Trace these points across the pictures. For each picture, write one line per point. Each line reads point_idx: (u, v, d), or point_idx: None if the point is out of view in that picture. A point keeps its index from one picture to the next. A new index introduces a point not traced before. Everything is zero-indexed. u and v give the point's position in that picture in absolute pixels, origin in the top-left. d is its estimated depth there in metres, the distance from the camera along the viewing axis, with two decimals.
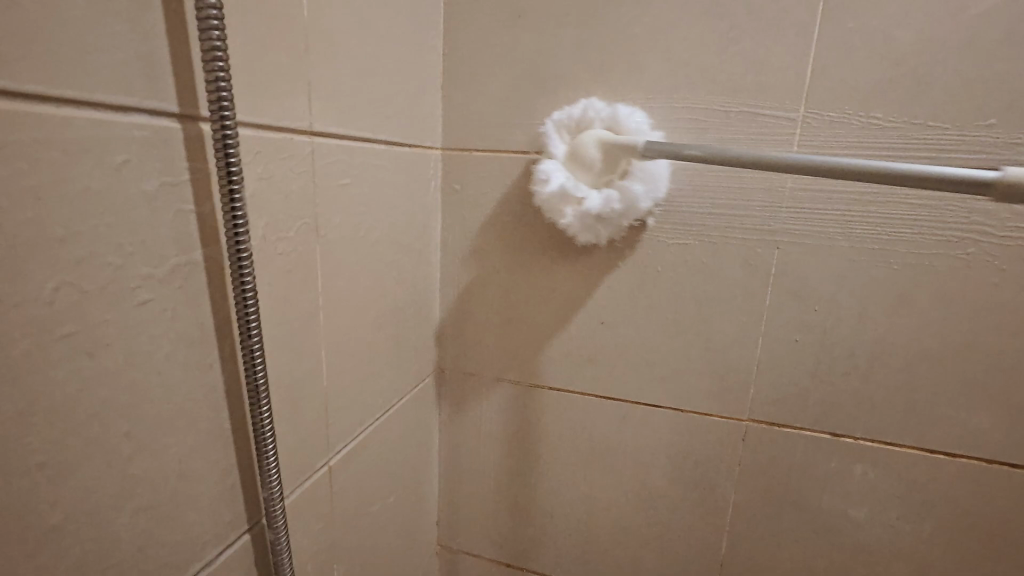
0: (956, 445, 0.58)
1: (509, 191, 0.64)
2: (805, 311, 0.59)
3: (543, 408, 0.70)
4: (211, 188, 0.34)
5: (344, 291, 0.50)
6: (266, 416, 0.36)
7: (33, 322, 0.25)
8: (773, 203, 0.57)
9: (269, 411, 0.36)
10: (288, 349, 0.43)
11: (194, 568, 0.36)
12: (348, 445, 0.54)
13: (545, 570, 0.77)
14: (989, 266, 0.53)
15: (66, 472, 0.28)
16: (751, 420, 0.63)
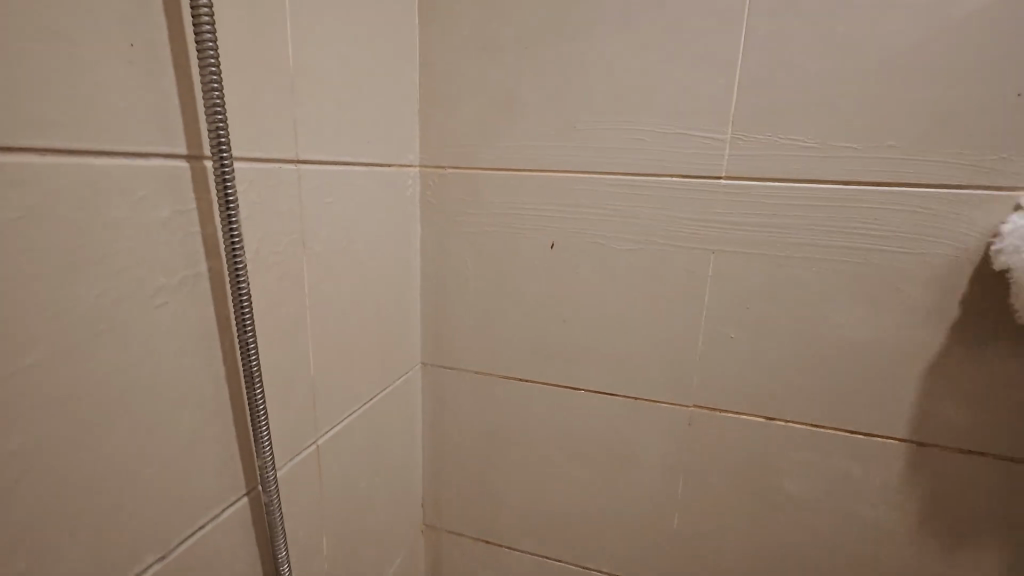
0: (876, 427, 0.63)
1: (481, 203, 0.72)
2: (740, 308, 0.65)
3: (514, 398, 0.77)
4: (212, 212, 0.41)
5: (327, 294, 0.57)
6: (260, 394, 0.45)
7: (74, 319, 0.33)
8: (709, 212, 0.64)
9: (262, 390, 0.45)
10: (278, 344, 0.50)
11: (202, 521, 0.44)
12: (333, 428, 0.61)
13: (521, 547, 0.84)
14: (896, 268, 0.59)
15: (100, 437, 0.35)
16: (694, 406, 0.70)
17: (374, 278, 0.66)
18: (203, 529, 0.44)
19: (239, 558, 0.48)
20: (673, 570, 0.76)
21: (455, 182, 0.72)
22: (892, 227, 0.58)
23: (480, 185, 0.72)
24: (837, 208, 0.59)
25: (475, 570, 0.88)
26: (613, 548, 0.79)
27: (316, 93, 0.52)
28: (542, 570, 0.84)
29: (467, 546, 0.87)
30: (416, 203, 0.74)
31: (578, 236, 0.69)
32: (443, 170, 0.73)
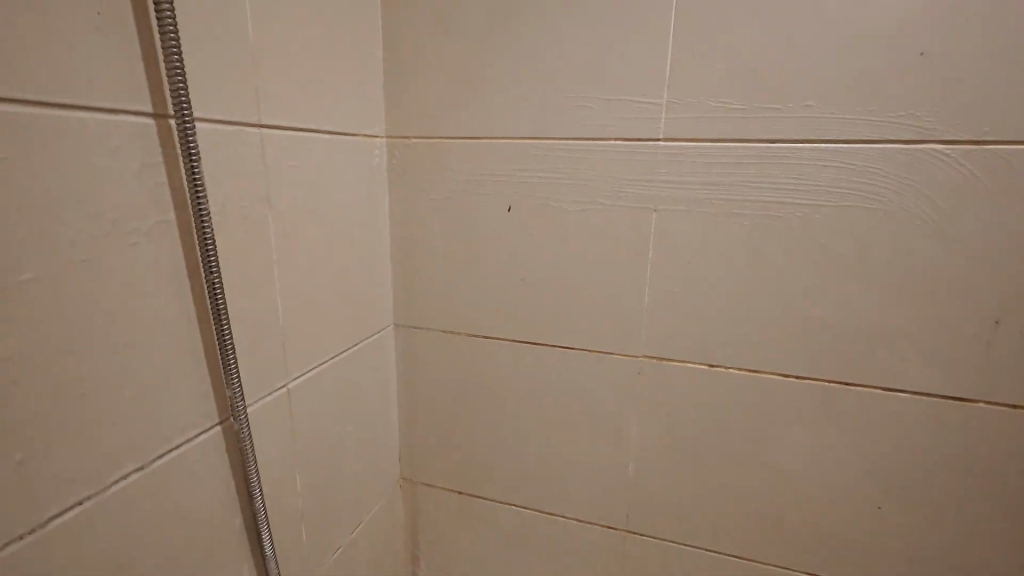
0: (808, 370, 0.69)
1: (444, 171, 0.77)
2: (682, 262, 0.70)
3: (480, 354, 0.83)
4: (178, 166, 0.47)
5: (295, 250, 0.62)
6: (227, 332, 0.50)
7: (59, 250, 0.39)
8: (650, 173, 0.69)
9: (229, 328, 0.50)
10: (248, 290, 0.56)
11: (179, 441, 0.50)
12: (305, 375, 0.66)
13: (491, 495, 0.89)
14: (819, 221, 0.64)
15: (86, 355, 0.41)
16: (643, 355, 0.75)
17: (343, 239, 0.71)
18: (180, 449, 0.50)
19: (216, 479, 0.55)
20: (631, 512, 0.82)
21: (419, 151, 0.78)
22: (813, 181, 0.63)
23: (442, 153, 0.77)
24: (764, 165, 0.64)
25: (450, 519, 0.94)
26: (574, 494, 0.84)
27: (278, 64, 0.57)
28: (512, 517, 0.89)
29: (442, 497, 0.93)
30: (383, 172, 0.79)
31: (533, 199, 0.74)
32: (408, 140, 0.78)
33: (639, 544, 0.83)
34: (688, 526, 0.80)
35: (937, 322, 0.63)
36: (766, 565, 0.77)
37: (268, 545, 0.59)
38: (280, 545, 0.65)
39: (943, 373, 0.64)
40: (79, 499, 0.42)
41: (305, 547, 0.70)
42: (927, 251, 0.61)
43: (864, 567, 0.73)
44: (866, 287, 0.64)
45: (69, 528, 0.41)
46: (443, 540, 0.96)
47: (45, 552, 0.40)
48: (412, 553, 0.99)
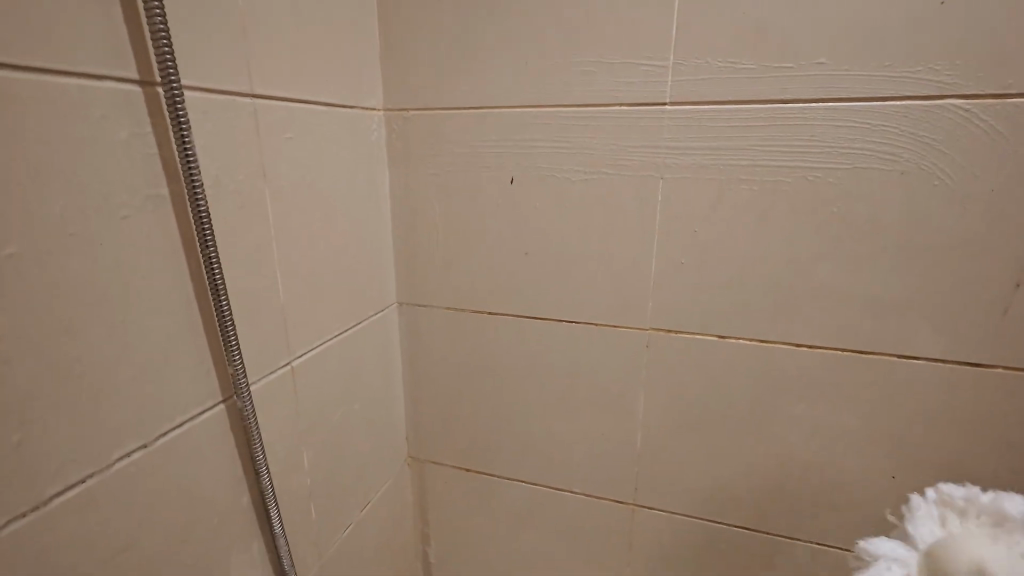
0: (819, 338, 0.67)
1: (443, 144, 0.75)
2: (690, 231, 0.68)
3: (484, 331, 0.82)
4: (168, 137, 0.45)
5: (293, 225, 0.61)
6: (227, 309, 0.49)
7: (47, 223, 0.37)
8: (656, 139, 0.66)
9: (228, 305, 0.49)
10: (247, 267, 0.55)
11: (182, 420, 0.49)
12: (308, 353, 0.65)
13: (499, 473, 0.89)
14: (833, 184, 0.62)
15: (82, 333, 0.40)
16: (651, 328, 0.73)
17: (342, 216, 0.70)
18: (183, 427, 0.49)
19: (221, 457, 0.54)
20: (640, 486, 0.81)
21: (418, 124, 0.75)
22: (829, 143, 0.61)
23: (442, 126, 0.74)
24: (775, 127, 0.62)
25: (459, 497, 0.94)
26: (582, 469, 0.84)
27: (269, 33, 0.55)
28: (520, 494, 0.89)
29: (450, 475, 0.93)
30: (381, 146, 0.77)
31: (536, 170, 0.72)
32: (405, 113, 0.75)
33: (648, 517, 0.83)
34: (697, 499, 0.79)
35: (954, 287, 0.61)
36: (776, 536, 0.77)
37: (276, 522, 0.59)
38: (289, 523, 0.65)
39: (959, 339, 0.63)
40: (78, 478, 0.41)
41: (314, 525, 0.70)
42: (945, 212, 0.59)
43: (876, 536, 0.73)
44: (881, 252, 0.63)
45: (71, 507, 0.41)
46: (452, 517, 0.96)
47: (47, 530, 0.39)
48: (422, 531, 0.99)
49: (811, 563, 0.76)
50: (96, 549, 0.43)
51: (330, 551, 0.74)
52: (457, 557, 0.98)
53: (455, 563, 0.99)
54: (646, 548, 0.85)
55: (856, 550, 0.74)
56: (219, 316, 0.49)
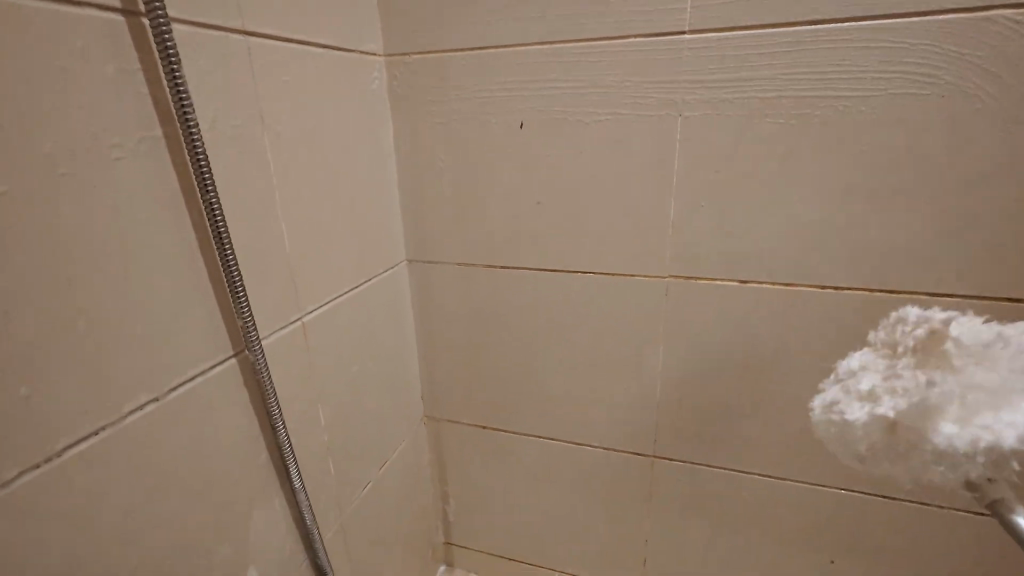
0: (847, 280, 0.64)
1: (448, 89, 0.71)
2: (710, 172, 0.65)
3: (497, 286, 0.80)
4: (159, 74, 0.42)
5: (297, 175, 0.58)
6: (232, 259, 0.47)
7: (36, 162, 0.35)
8: (673, 73, 0.62)
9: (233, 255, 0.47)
10: (251, 217, 0.53)
11: (193, 372, 0.48)
12: (318, 308, 0.64)
13: (516, 429, 0.89)
14: (866, 113, 0.58)
15: (84, 280, 0.38)
16: (669, 276, 0.71)
17: (347, 167, 0.67)
18: (194, 380, 0.48)
19: (236, 412, 0.53)
20: (658, 438, 0.81)
21: (420, 69, 0.72)
22: (861, 68, 0.56)
23: (446, 70, 0.71)
24: (803, 53, 0.58)
25: (476, 454, 0.94)
26: (600, 423, 0.83)
27: None
28: (538, 449, 0.89)
29: (466, 433, 0.93)
30: (383, 95, 0.73)
31: (546, 113, 0.69)
32: (407, 57, 0.72)
33: (668, 469, 0.82)
34: (718, 449, 0.78)
35: (991, 216, 0.58)
36: (799, 483, 0.76)
37: (295, 476, 0.59)
38: (308, 479, 0.65)
39: (998, 274, 0.60)
40: (91, 431, 0.40)
41: (333, 482, 0.70)
42: (987, 138, 0.55)
43: (903, 481, 0.71)
44: (914, 184, 0.59)
45: (85, 458, 0.40)
46: (470, 475, 0.96)
47: (62, 480, 0.38)
48: (440, 490, 1.00)
49: (835, 509, 0.75)
50: (114, 499, 0.42)
51: (351, 506, 0.75)
52: (476, 514, 0.99)
53: (474, 520, 1.00)
54: (665, 500, 0.84)
55: (882, 495, 0.73)
56: (225, 267, 0.47)
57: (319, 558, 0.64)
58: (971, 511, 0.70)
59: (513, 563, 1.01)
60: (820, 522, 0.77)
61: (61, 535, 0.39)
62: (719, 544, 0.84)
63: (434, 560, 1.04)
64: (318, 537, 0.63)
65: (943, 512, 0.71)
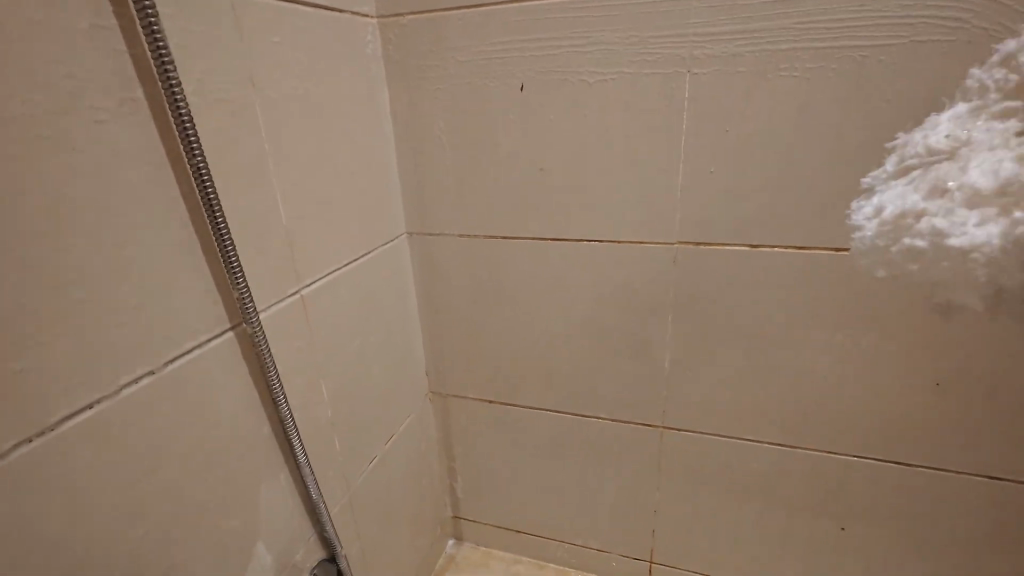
0: (862, 242, 0.62)
1: (446, 51, 0.68)
2: (721, 131, 0.62)
3: (500, 257, 0.78)
4: (137, 31, 0.40)
5: (290, 142, 0.56)
6: (224, 229, 0.45)
7: (10, 121, 0.33)
8: (681, 27, 0.59)
9: (225, 225, 0.45)
10: (243, 186, 0.51)
11: (190, 345, 0.47)
12: (318, 282, 0.62)
13: (522, 403, 0.88)
14: (886, 63, 0.55)
15: (67, 247, 0.37)
16: (678, 242, 0.69)
17: (342, 135, 0.65)
18: (191, 353, 0.47)
19: (236, 386, 0.52)
20: (667, 408, 0.79)
21: (416, 31, 0.69)
22: (882, 14, 0.53)
23: (442, 30, 0.68)
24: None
25: (483, 429, 0.93)
26: (607, 394, 0.82)
27: None
28: (545, 422, 0.88)
29: (473, 407, 0.92)
30: (378, 60, 0.70)
31: (548, 74, 0.66)
32: (402, 18, 0.68)
33: (676, 440, 0.81)
34: (728, 418, 0.77)
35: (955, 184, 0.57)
36: (811, 451, 0.75)
37: (300, 451, 0.58)
38: (313, 454, 0.64)
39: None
40: (86, 404, 0.39)
41: (339, 457, 0.69)
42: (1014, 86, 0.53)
43: (918, 446, 0.70)
44: (892, 154, 0.58)
45: (81, 433, 0.39)
46: (477, 450, 0.96)
47: (60, 456, 0.37)
48: (447, 465, 0.99)
49: (847, 476, 0.75)
50: (114, 474, 0.41)
51: (357, 481, 0.74)
52: (484, 488, 0.99)
53: (482, 494, 1.00)
54: (674, 470, 0.84)
55: (896, 461, 0.72)
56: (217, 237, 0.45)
57: (328, 533, 0.64)
58: (988, 475, 0.69)
59: (522, 535, 1.01)
60: (832, 489, 0.76)
61: (60, 511, 0.38)
62: (729, 513, 0.84)
63: (443, 534, 1.05)
64: (325, 511, 0.62)
65: (959, 477, 0.70)
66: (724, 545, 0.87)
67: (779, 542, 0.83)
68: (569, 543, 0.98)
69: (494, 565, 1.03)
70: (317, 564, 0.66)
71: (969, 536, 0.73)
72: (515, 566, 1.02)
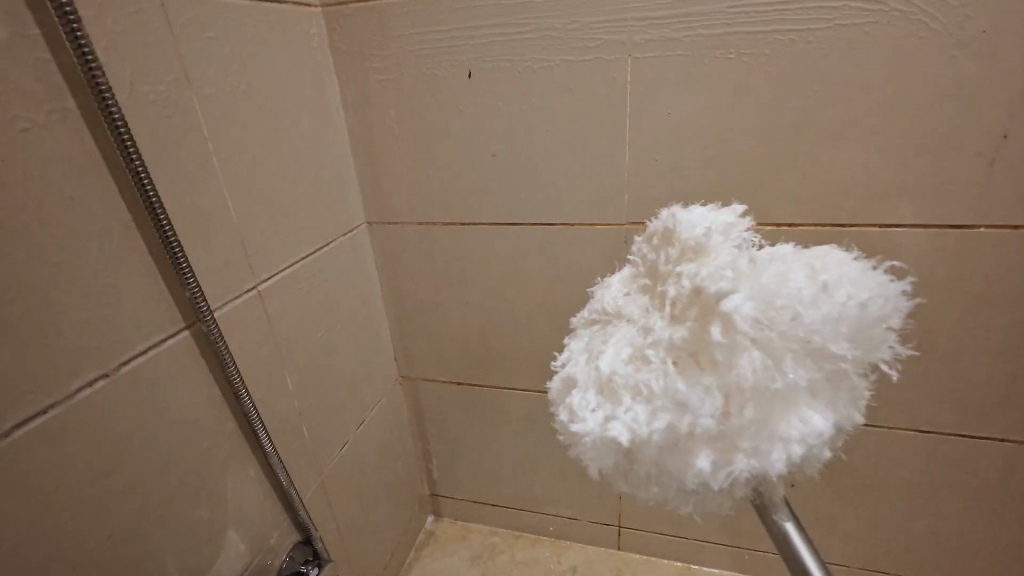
0: (796, 215, 0.66)
1: (391, 39, 0.68)
2: (662, 114, 0.64)
3: (458, 243, 0.80)
4: (62, 38, 0.40)
5: (234, 140, 0.57)
6: (170, 230, 0.46)
7: None
8: (619, 12, 0.60)
9: (170, 226, 0.46)
10: (188, 186, 0.51)
11: (144, 346, 0.48)
12: (274, 277, 0.63)
13: (489, 383, 0.91)
14: (813, 44, 0.57)
15: (5, 257, 0.37)
16: (628, 222, 0.71)
17: (289, 129, 0.65)
18: (147, 354, 0.48)
19: (195, 383, 0.54)
20: None
21: (360, 21, 0.68)
22: None
23: (387, 19, 0.67)
24: None
25: (453, 409, 0.96)
26: None
27: None
28: (512, 401, 0.91)
29: (442, 389, 0.95)
30: (325, 51, 0.70)
31: (493, 61, 0.66)
32: (346, 9, 0.68)
33: None
34: None
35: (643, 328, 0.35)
36: None
37: (266, 441, 0.60)
38: (281, 442, 0.66)
39: (941, 203, 0.61)
40: (40, 409, 0.40)
41: (310, 444, 0.72)
42: (931, 65, 0.55)
43: None
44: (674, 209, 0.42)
45: (40, 436, 0.40)
46: (449, 430, 0.99)
47: (16, 459, 0.39)
48: (421, 446, 1.03)
49: None
50: (74, 473, 0.43)
51: (329, 466, 0.77)
52: (459, 466, 1.03)
53: (456, 472, 1.03)
54: None
55: None
56: (162, 238, 0.46)
57: (300, 517, 0.66)
58: (915, 428, 0.75)
59: (497, 508, 1.05)
60: None
61: (23, 511, 0.39)
62: None
63: (423, 511, 1.08)
64: (295, 496, 0.65)
65: (891, 430, 0.76)
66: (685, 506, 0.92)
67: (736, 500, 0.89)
68: (541, 513, 1.02)
69: (472, 538, 1.07)
70: (292, 547, 0.68)
71: (903, 482, 0.79)
72: (492, 537, 1.07)
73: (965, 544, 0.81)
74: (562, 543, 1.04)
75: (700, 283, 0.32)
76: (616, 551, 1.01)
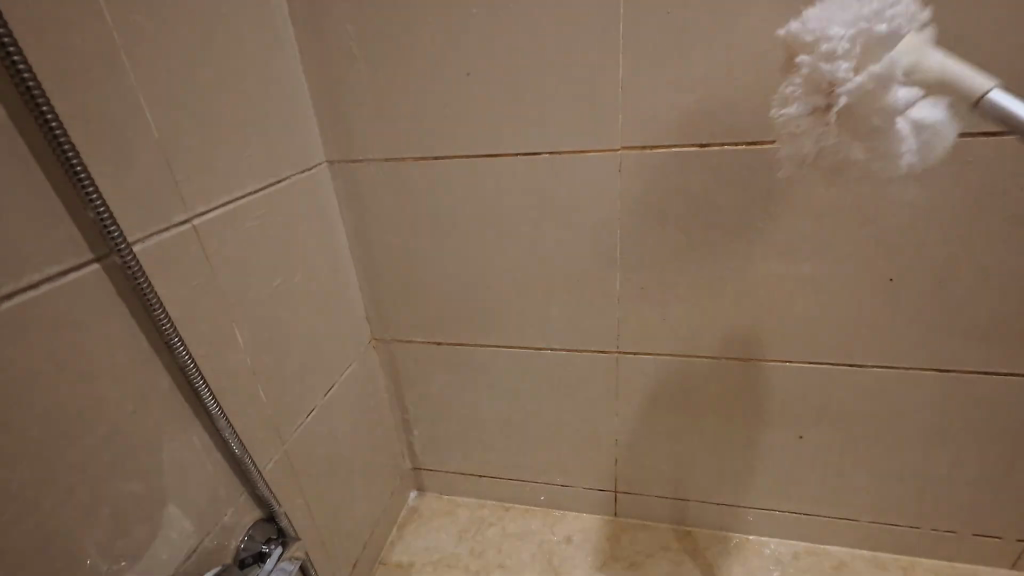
0: None
1: None
2: (659, 15, 0.57)
3: (434, 181, 0.71)
4: None
5: (155, 37, 0.47)
6: (58, 128, 0.36)
7: None
8: None
9: (58, 122, 0.35)
10: (88, 83, 0.41)
11: (34, 279, 0.38)
12: (217, 208, 0.55)
13: (472, 340, 0.83)
14: None
15: None
16: (622, 146, 0.64)
17: (228, 38, 0.56)
18: (39, 289, 0.38)
19: (115, 332, 0.44)
20: (622, 330, 0.76)
21: None
22: None
23: None
24: None
25: (433, 373, 0.88)
26: (560, 321, 0.78)
27: None
28: (499, 359, 0.84)
29: (421, 351, 0.86)
30: None
31: None
32: None
33: (632, 364, 0.79)
34: (684, 335, 0.75)
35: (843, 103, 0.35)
36: (766, 361, 0.74)
37: (210, 401, 0.50)
38: (228, 405, 0.57)
39: None
40: None
41: (269, 407, 0.63)
42: None
43: (868, 345, 0.69)
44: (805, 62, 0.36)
45: None
46: (430, 396, 0.91)
47: None
48: (401, 416, 0.94)
49: (803, 382, 0.74)
50: None
51: (293, 437, 0.68)
52: (442, 435, 0.95)
53: (439, 442, 0.96)
54: (632, 394, 0.81)
55: (849, 362, 0.71)
56: (49, 138, 0.36)
57: (259, 489, 0.57)
58: (935, 368, 0.69)
59: (485, 478, 0.98)
60: (789, 396, 0.75)
61: None
62: (690, 433, 0.83)
63: (405, 487, 1.01)
64: (252, 466, 0.55)
65: (908, 372, 0.70)
66: (685, 466, 0.86)
67: (740, 457, 0.83)
68: (532, 481, 0.95)
69: (459, 512, 1.00)
70: (252, 525, 0.59)
71: (919, 429, 0.73)
72: (480, 510, 0.99)
73: (985, 495, 0.76)
74: (555, 512, 0.97)
75: (817, 64, 0.35)
76: (613, 519, 0.95)
